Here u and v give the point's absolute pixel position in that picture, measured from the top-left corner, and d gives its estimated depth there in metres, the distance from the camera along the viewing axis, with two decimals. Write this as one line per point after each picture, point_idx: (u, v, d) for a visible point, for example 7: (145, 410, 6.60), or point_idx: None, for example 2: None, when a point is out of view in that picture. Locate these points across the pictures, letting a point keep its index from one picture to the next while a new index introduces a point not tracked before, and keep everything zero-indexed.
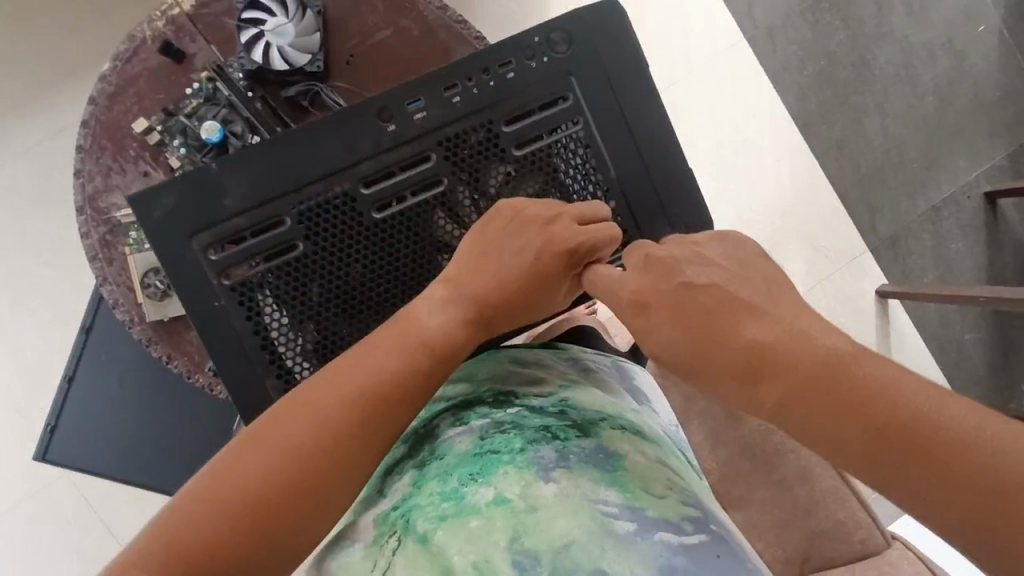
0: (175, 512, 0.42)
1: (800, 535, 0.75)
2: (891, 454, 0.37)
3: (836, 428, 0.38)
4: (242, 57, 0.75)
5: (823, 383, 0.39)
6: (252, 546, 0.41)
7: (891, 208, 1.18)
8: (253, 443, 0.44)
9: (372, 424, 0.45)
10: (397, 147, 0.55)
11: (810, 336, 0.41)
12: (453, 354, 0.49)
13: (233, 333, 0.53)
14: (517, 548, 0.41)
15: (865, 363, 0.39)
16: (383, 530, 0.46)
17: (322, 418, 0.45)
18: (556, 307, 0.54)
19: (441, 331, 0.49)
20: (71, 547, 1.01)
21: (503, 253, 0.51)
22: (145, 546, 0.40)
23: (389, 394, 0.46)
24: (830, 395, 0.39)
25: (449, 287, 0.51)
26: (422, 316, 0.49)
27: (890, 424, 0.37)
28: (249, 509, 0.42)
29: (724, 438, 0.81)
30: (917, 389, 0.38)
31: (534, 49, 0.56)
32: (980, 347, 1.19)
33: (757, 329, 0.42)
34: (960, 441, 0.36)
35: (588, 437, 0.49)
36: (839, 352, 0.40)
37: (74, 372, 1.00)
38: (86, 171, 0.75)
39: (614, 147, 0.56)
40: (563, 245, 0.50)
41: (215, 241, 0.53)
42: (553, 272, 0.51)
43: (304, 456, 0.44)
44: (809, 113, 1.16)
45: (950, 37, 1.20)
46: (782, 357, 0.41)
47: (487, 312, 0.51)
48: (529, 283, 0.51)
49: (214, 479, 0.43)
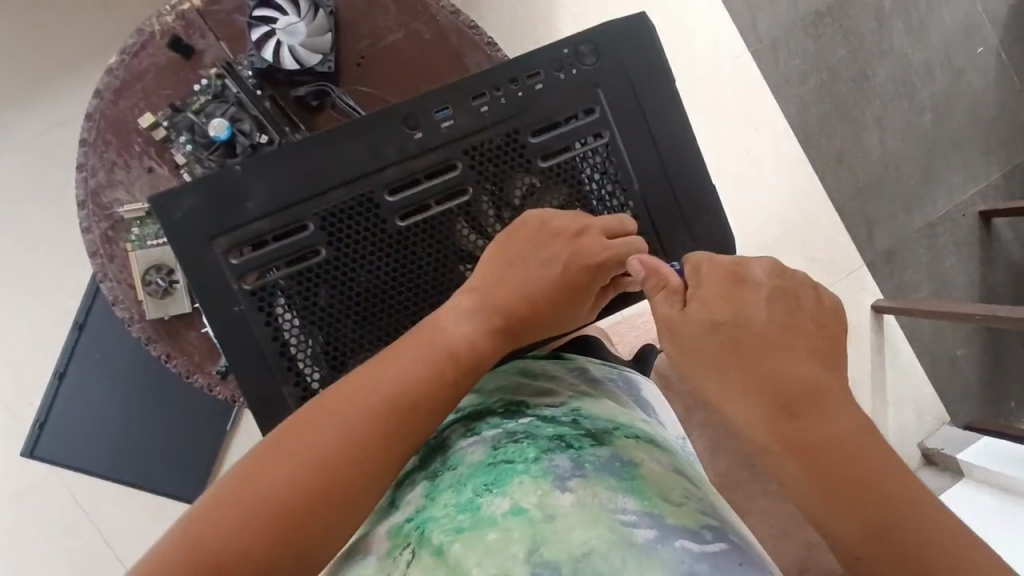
0: (196, 525, 0.42)
1: (796, 545, 0.82)
2: (871, 539, 0.41)
3: (831, 503, 0.42)
4: (253, 55, 0.74)
5: (832, 457, 0.42)
6: (276, 558, 0.41)
7: (888, 223, 1.19)
8: (274, 454, 0.44)
9: (396, 432, 0.45)
10: (422, 154, 0.54)
11: (846, 404, 0.44)
12: (476, 366, 0.49)
13: (251, 339, 0.52)
14: (536, 560, 0.41)
15: (877, 451, 0.43)
16: (397, 543, 0.45)
17: (348, 428, 0.45)
18: (577, 319, 0.55)
19: (466, 341, 0.49)
20: (56, 548, 0.98)
21: (534, 263, 0.51)
22: (167, 555, 0.41)
23: (413, 404, 0.46)
24: (833, 470, 0.42)
25: (477, 297, 0.50)
26: (447, 326, 0.49)
27: (879, 512, 0.41)
28: (269, 523, 0.41)
29: (723, 448, 0.87)
30: (912, 490, 0.42)
31: (561, 62, 0.56)
32: (972, 362, 1.20)
33: (803, 370, 0.45)
34: (931, 546, 0.40)
35: (602, 446, 0.49)
36: (859, 434, 0.43)
37: (66, 368, 0.98)
38: (89, 166, 0.74)
39: (639, 161, 0.56)
40: (589, 259, 0.51)
41: (235, 245, 0.52)
42: (580, 283, 0.52)
43: (329, 467, 0.43)
44: (810, 127, 1.17)
45: (949, 55, 1.21)
46: (804, 422, 0.44)
47: (513, 324, 0.51)
48: (556, 294, 0.52)
49: (238, 491, 0.42)
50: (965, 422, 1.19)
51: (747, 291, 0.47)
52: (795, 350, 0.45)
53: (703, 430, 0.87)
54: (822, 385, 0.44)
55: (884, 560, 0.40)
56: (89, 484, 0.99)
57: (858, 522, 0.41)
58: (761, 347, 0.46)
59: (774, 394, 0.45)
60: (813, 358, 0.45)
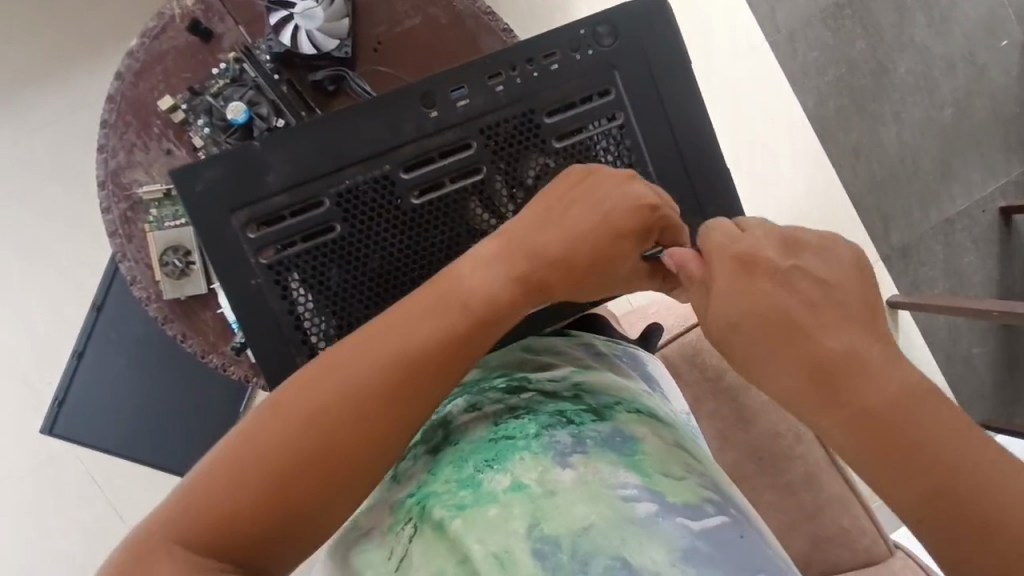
0: (202, 482, 0.42)
1: (804, 538, 0.82)
2: (934, 504, 0.40)
3: (891, 471, 0.42)
4: (271, 40, 0.74)
5: (884, 426, 0.42)
6: (282, 520, 0.42)
7: (905, 218, 1.18)
8: (262, 419, 0.43)
9: (407, 393, 0.44)
10: (439, 133, 0.55)
11: (896, 364, 0.43)
12: (501, 313, 0.47)
13: (268, 313, 0.53)
14: (537, 535, 0.42)
15: (937, 412, 0.42)
16: (400, 518, 0.46)
17: (352, 389, 0.44)
18: (622, 288, 0.51)
19: (484, 297, 0.47)
20: (74, 523, 1.01)
21: (576, 212, 0.49)
22: (175, 510, 0.42)
23: (419, 366, 0.45)
24: (889, 440, 0.41)
25: (504, 244, 0.48)
26: (465, 277, 0.47)
27: (942, 477, 0.40)
28: (275, 482, 0.42)
29: (733, 439, 0.86)
30: (980, 451, 0.41)
31: (579, 42, 0.56)
32: (987, 361, 1.19)
33: (839, 344, 0.43)
34: (1004, 507, 0.39)
35: (603, 422, 0.49)
36: (915, 396, 0.42)
37: (84, 349, 0.98)
38: (110, 147, 0.75)
39: (653, 143, 0.56)
40: (635, 198, 0.49)
41: (253, 219, 0.53)
42: (626, 240, 0.49)
43: (335, 429, 0.43)
44: (828, 119, 1.16)
45: (971, 49, 1.20)
46: (852, 395, 0.42)
47: (539, 278, 0.48)
48: (605, 244, 0.49)
49: (240, 454, 0.42)
50: (978, 421, 1.18)
51: (768, 270, 0.45)
52: (830, 325, 0.44)
53: (711, 420, 0.87)
54: (865, 356, 0.43)
55: (950, 523, 0.40)
56: (106, 462, 1.02)
57: (917, 489, 0.41)
58: (789, 334, 0.44)
59: (811, 370, 0.43)
60: (850, 329, 0.44)
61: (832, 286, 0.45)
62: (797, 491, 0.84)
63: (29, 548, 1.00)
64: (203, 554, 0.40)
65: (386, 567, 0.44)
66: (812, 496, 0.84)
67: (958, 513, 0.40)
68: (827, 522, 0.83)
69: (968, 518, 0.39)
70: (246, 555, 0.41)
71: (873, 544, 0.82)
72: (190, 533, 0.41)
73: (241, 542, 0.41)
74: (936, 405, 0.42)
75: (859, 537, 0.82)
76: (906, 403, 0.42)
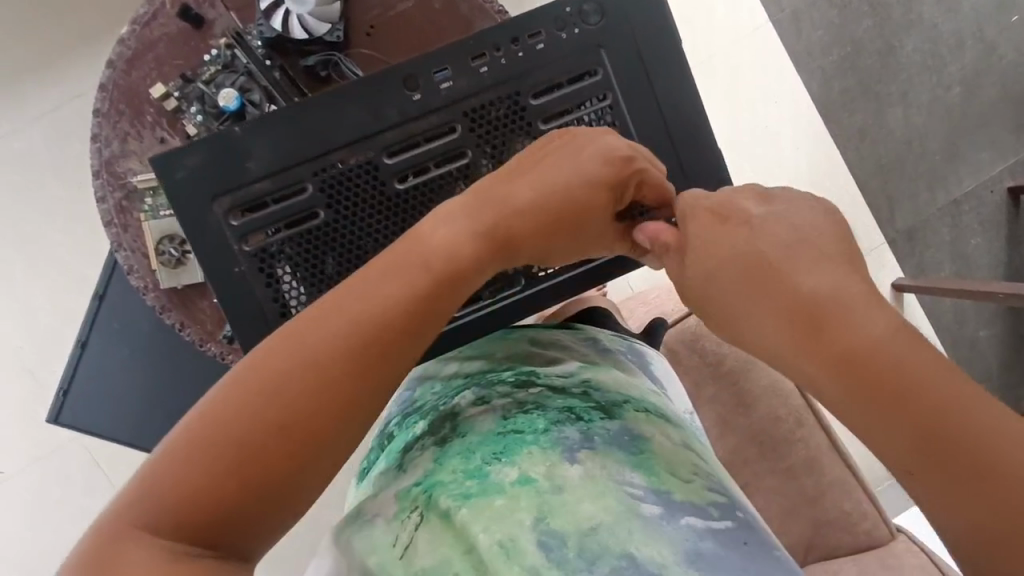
0: (185, 453, 0.41)
1: (806, 523, 0.82)
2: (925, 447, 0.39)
3: (878, 413, 0.41)
4: (262, 25, 0.73)
5: (868, 367, 0.41)
6: (248, 496, 0.42)
7: (911, 200, 1.16)
8: (242, 389, 0.43)
9: (371, 360, 0.44)
10: (422, 117, 0.54)
11: (876, 308, 0.42)
12: (463, 268, 0.47)
13: (253, 301, 0.53)
14: (543, 528, 0.42)
15: (918, 354, 0.41)
16: (405, 505, 0.46)
17: (313, 355, 0.43)
18: (594, 242, 0.52)
19: (443, 251, 0.46)
20: (81, 509, 1.03)
21: (553, 161, 0.49)
22: (160, 481, 0.41)
23: (383, 331, 0.45)
24: (872, 381, 0.41)
25: (471, 197, 0.48)
26: (428, 232, 0.47)
27: (931, 418, 0.39)
28: (259, 452, 0.42)
29: (733, 425, 0.86)
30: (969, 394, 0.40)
31: (564, 21, 0.55)
32: (994, 344, 1.18)
33: (817, 286, 0.43)
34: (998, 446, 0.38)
35: (612, 420, 0.49)
36: (894, 338, 0.41)
37: (87, 338, 0.96)
38: (104, 136, 0.75)
39: (642, 124, 0.56)
40: (610, 152, 0.49)
41: (236, 206, 0.53)
42: (599, 191, 0.49)
43: (297, 398, 0.43)
44: (832, 101, 1.14)
45: (981, 27, 1.17)
46: (833, 334, 0.42)
47: (506, 231, 0.48)
48: (579, 193, 0.49)
49: (202, 430, 0.42)
50: None
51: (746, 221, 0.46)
52: (805, 266, 0.44)
53: (712, 407, 0.87)
54: (846, 298, 0.42)
55: (944, 466, 0.39)
56: (112, 450, 1.03)
57: (905, 431, 0.40)
58: (762, 280, 0.44)
59: (789, 312, 0.43)
60: (824, 273, 0.43)
61: (805, 235, 0.45)
62: (798, 475, 0.84)
63: (40, 534, 1.03)
64: (173, 540, 0.41)
65: (389, 554, 0.43)
66: (813, 480, 0.84)
67: (946, 454, 0.39)
68: (828, 506, 0.83)
69: (957, 455, 0.38)
70: (215, 534, 0.41)
71: (875, 527, 0.82)
72: (160, 516, 0.41)
73: (228, 512, 0.41)
74: (920, 349, 0.41)
75: (861, 520, 0.82)
76: (890, 346, 0.41)
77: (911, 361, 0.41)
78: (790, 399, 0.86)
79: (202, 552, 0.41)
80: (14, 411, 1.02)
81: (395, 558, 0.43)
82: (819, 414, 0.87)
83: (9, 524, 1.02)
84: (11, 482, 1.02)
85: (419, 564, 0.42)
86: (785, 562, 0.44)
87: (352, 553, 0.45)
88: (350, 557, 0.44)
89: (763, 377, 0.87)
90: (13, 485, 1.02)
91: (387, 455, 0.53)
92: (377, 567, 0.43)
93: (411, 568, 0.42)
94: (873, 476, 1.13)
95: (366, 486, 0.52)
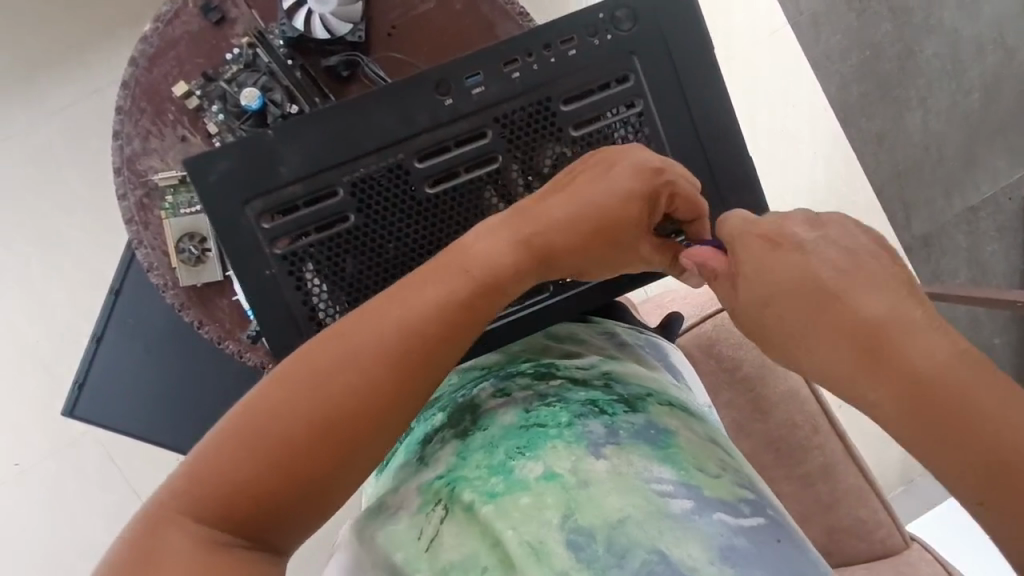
0: (211, 451, 0.42)
1: (820, 529, 0.82)
2: (985, 484, 0.38)
3: (942, 443, 0.39)
4: (284, 25, 0.73)
5: (931, 395, 0.39)
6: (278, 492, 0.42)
7: (929, 206, 1.16)
8: (268, 387, 0.43)
9: (396, 353, 0.44)
10: (455, 121, 0.54)
11: (938, 331, 0.41)
12: (500, 282, 0.47)
13: (283, 304, 0.53)
14: (571, 526, 0.43)
15: (981, 381, 0.39)
16: (428, 499, 0.46)
17: (359, 355, 0.44)
18: (631, 259, 0.51)
19: (489, 264, 0.47)
20: (97, 503, 1.04)
21: (585, 181, 0.50)
22: (187, 479, 0.42)
23: (416, 334, 0.45)
24: (938, 410, 0.39)
25: (510, 214, 0.49)
26: (469, 244, 0.47)
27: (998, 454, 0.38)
28: (285, 447, 0.42)
29: (749, 429, 0.86)
30: None
31: (596, 27, 0.54)
32: (1010, 351, 1.17)
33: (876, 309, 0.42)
34: None
35: (636, 413, 0.49)
36: (958, 362, 0.40)
37: (103, 333, 0.97)
38: (125, 134, 0.75)
39: (672, 129, 0.56)
40: (639, 162, 0.49)
41: (268, 209, 0.53)
42: (635, 207, 0.49)
43: (325, 395, 0.43)
44: (850, 105, 1.13)
45: (1002, 32, 1.16)
46: (894, 354, 0.41)
47: (542, 246, 0.48)
48: (614, 210, 0.49)
49: (232, 428, 0.42)
50: None
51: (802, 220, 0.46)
52: (862, 289, 0.43)
53: (729, 410, 0.86)
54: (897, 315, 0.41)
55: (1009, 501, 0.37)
56: (127, 444, 1.04)
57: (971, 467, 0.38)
58: (812, 294, 0.44)
59: (848, 340, 0.42)
60: (880, 294, 0.42)
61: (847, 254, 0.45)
62: (814, 482, 0.83)
63: (55, 528, 1.03)
64: (214, 528, 0.41)
65: (415, 548, 0.44)
66: (828, 487, 0.83)
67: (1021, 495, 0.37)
68: (843, 513, 0.83)
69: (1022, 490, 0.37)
70: (253, 529, 0.42)
71: (889, 535, 0.81)
72: (196, 512, 0.41)
73: (256, 508, 0.41)
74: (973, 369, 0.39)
75: (875, 528, 0.82)
76: (948, 371, 0.39)
77: (966, 386, 0.39)
78: (806, 405, 0.86)
79: (243, 544, 0.42)
80: (31, 405, 1.03)
81: (421, 552, 0.44)
82: (834, 420, 0.86)
83: (23, 516, 1.03)
84: (27, 476, 1.03)
85: (446, 559, 0.43)
86: (816, 561, 0.45)
87: (378, 549, 0.45)
88: (373, 552, 0.45)
89: (780, 383, 0.86)
90: (28, 478, 1.03)
91: (406, 448, 0.53)
92: (404, 564, 0.44)
93: (437, 561, 0.43)
94: (885, 481, 1.13)
95: (385, 478, 0.53)
